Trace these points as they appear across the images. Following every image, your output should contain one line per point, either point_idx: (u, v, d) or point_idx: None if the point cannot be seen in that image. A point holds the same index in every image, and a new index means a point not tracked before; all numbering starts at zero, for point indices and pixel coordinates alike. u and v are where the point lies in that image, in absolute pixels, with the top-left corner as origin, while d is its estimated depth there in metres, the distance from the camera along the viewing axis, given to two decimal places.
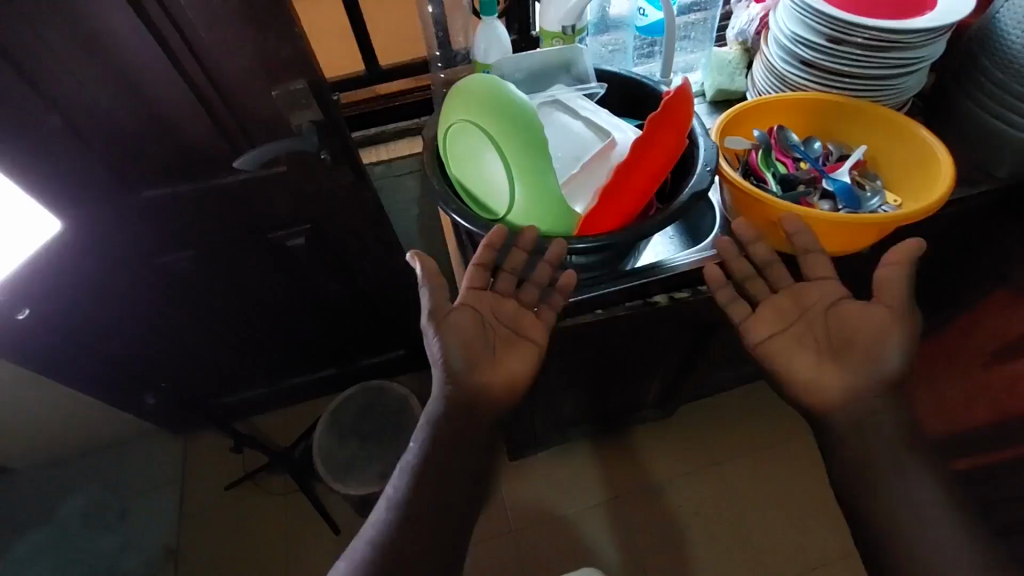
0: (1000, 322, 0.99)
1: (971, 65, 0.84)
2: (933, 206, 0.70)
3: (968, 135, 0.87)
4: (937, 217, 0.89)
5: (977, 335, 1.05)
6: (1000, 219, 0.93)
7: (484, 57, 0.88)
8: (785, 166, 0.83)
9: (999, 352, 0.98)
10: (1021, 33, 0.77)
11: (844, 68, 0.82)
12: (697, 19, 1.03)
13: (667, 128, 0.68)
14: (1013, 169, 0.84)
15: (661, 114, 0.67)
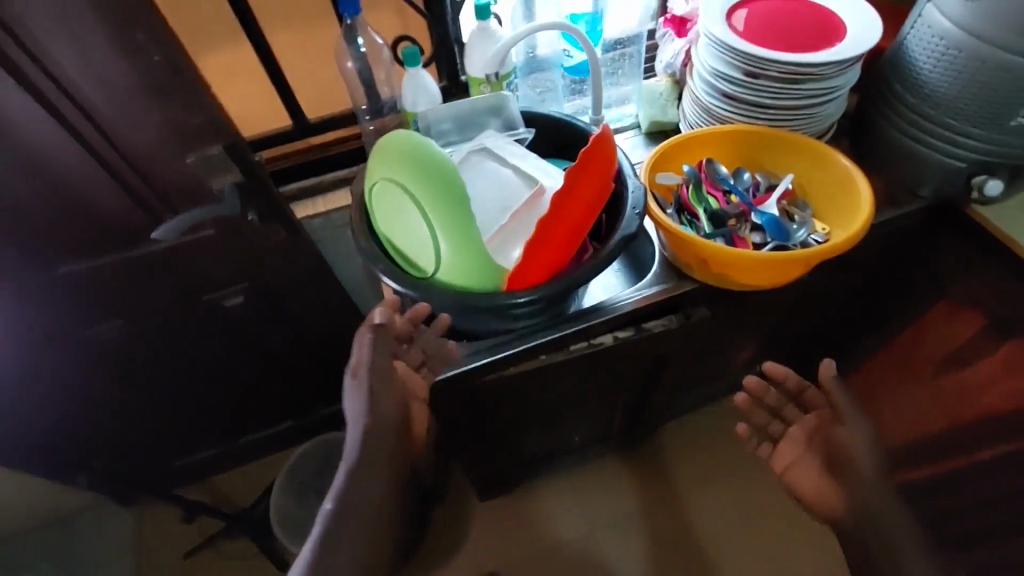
0: (942, 332, 1.03)
1: (887, 90, 0.87)
2: (851, 241, 0.71)
3: (889, 157, 0.89)
4: (870, 238, 0.92)
5: (922, 345, 1.08)
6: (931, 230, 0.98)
7: (412, 105, 0.88)
8: (716, 201, 0.84)
9: (945, 361, 1.03)
10: (927, 60, 0.79)
11: (765, 100, 0.84)
12: (620, 55, 1.05)
13: (588, 177, 0.68)
14: (938, 189, 0.87)
15: (581, 160, 0.67)
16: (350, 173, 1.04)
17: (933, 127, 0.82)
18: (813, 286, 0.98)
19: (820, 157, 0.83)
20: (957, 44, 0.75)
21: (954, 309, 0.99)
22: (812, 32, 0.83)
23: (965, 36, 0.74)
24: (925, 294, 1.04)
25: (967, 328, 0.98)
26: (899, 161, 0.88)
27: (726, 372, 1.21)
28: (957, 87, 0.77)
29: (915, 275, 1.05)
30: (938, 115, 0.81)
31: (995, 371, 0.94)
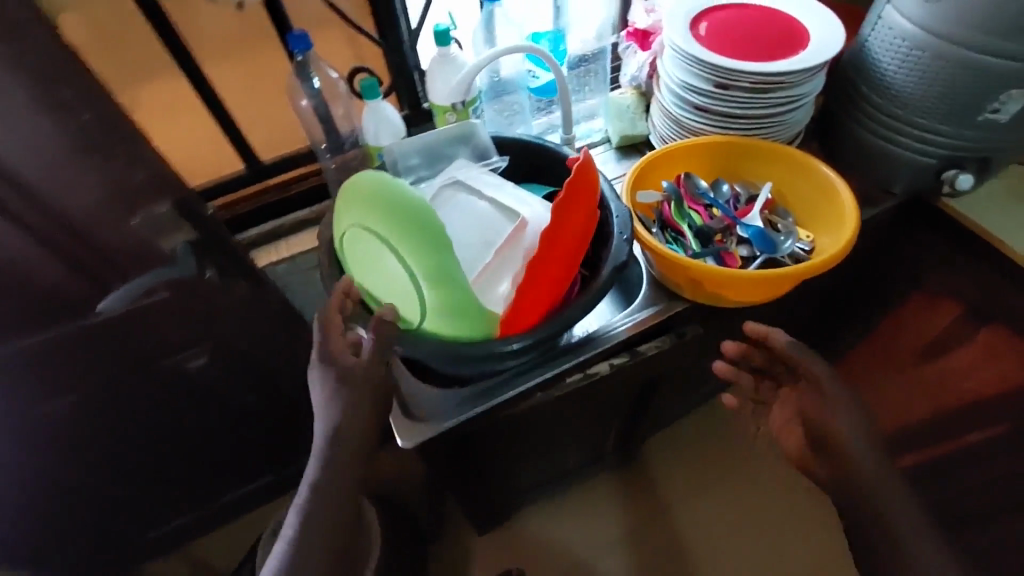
0: (920, 321, 1.05)
1: (852, 90, 0.87)
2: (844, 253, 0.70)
3: (858, 157, 0.91)
4: None
5: (901, 335, 1.10)
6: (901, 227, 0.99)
7: (375, 140, 0.84)
8: (699, 216, 0.83)
9: (926, 350, 1.05)
10: (891, 61, 0.80)
11: (735, 110, 0.83)
12: (586, 70, 1.02)
13: (575, 207, 0.65)
14: (909, 186, 0.89)
15: (570, 191, 0.64)
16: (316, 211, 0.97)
17: (902, 127, 0.83)
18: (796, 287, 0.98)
19: (797, 166, 0.82)
20: (920, 44, 0.75)
21: (931, 299, 1.01)
22: (779, 37, 0.82)
23: (926, 37, 0.74)
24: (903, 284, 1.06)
25: (944, 317, 1.00)
26: (873, 160, 0.89)
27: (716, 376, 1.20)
28: (922, 87, 0.78)
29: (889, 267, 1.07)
30: (906, 115, 0.82)
31: (976, 357, 0.97)
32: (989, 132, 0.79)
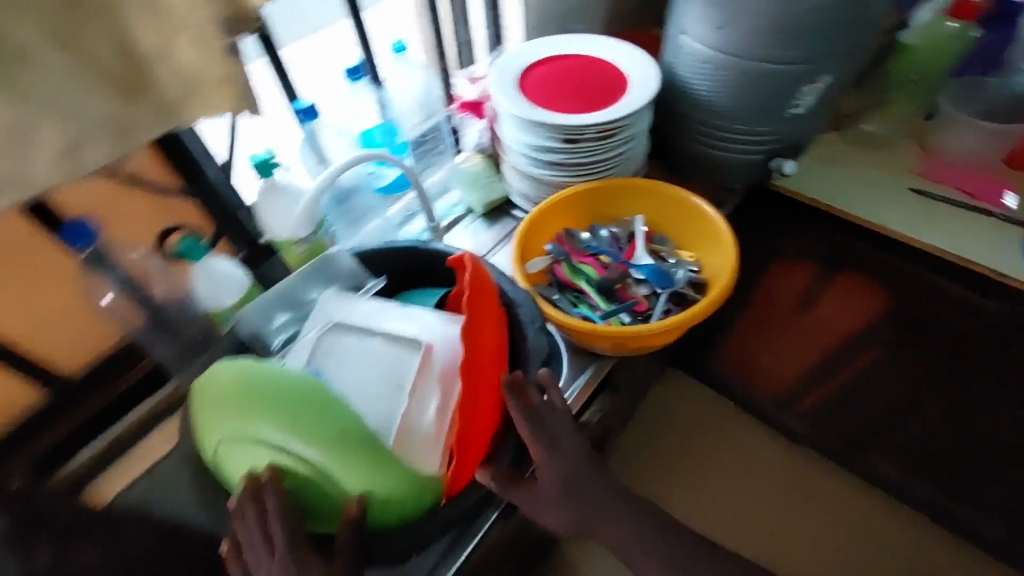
0: (785, 285, 1.18)
1: (674, 111, 0.98)
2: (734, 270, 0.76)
3: (696, 162, 1.02)
4: None
5: (774, 302, 1.22)
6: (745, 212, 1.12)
7: (218, 302, 0.69)
8: (592, 268, 0.82)
9: (797, 306, 1.18)
10: (698, 81, 0.90)
11: (588, 159, 0.87)
12: (426, 143, 0.99)
13: (483, 314, 0.61)
14: (743, 178, 1.01)
15: (473, 301, 0.60)
16: (170, 391, 0.82)
17: (732, 137, 0.94)
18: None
19: (659, 197, 0.87)
20: (718, 63, 0.86)
21: (787, 264, 1.15)
22: (604, 86, 0.88)
23: (722, 57, 0.85)
24: (763, 258, 1.17)
25: (801, 276, 1.14)
26: (715, 166, 1.01)
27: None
28: (738, 103, 0.89)
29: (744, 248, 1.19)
30: (733, 127, 0.93)
31: (836, 299, 1.12)
32: (796, 123, 0.93)
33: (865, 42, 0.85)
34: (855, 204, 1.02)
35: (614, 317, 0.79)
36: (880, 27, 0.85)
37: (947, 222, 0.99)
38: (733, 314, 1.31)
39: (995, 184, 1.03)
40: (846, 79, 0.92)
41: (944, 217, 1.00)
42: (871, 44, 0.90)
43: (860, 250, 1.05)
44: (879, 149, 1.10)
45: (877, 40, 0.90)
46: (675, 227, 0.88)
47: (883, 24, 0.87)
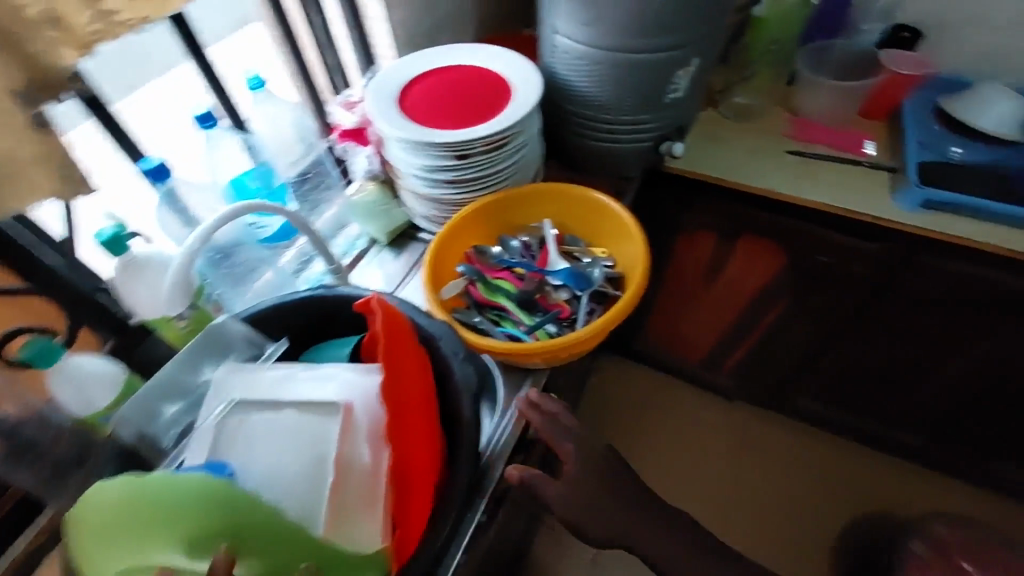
0: None
1: (562, 109, 0.98)
2: (647, 259, 0.77)
3: (592, 156, 1.03)
4: None
5: None
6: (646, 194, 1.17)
7: (88, 408, 0.61)
8: (508, 283, 0.80)
9: None
10: (579, 78, 0.91)
11: (485, 172, 0.85)
12: (304, 173, 0.90)
13: (401, 353, 0.59)
14: (636, 164, 1.04)
15: (388, 339, 0.59)
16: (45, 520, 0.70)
17: (623, 128, 0.97)
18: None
19: (562, 197, 0.86)
20: (595, 59, 0.87)
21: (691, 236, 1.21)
22: (487, 96, 0.86)
23: (597, 52, 0.86)
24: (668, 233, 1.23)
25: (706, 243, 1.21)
26: (612, 157, 1.02)
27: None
28: (622, 96, 0.92)
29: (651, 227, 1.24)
30: (622, 119, 0.95)
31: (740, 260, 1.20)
32: (678, 106, 0.97)
33: (721, 25, 0.89)
34: (741, 174, 1.09)
35: (540, 329, 0.76)
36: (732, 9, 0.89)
37: (823, 177, 1.07)
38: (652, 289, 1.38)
39: (854, 136, 1.13)
40: (713, 61, 0.96)
41: (821, 174, 1.07)
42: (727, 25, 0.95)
43: (747, 215, 1.13)
44: (751, 119, 1.18)
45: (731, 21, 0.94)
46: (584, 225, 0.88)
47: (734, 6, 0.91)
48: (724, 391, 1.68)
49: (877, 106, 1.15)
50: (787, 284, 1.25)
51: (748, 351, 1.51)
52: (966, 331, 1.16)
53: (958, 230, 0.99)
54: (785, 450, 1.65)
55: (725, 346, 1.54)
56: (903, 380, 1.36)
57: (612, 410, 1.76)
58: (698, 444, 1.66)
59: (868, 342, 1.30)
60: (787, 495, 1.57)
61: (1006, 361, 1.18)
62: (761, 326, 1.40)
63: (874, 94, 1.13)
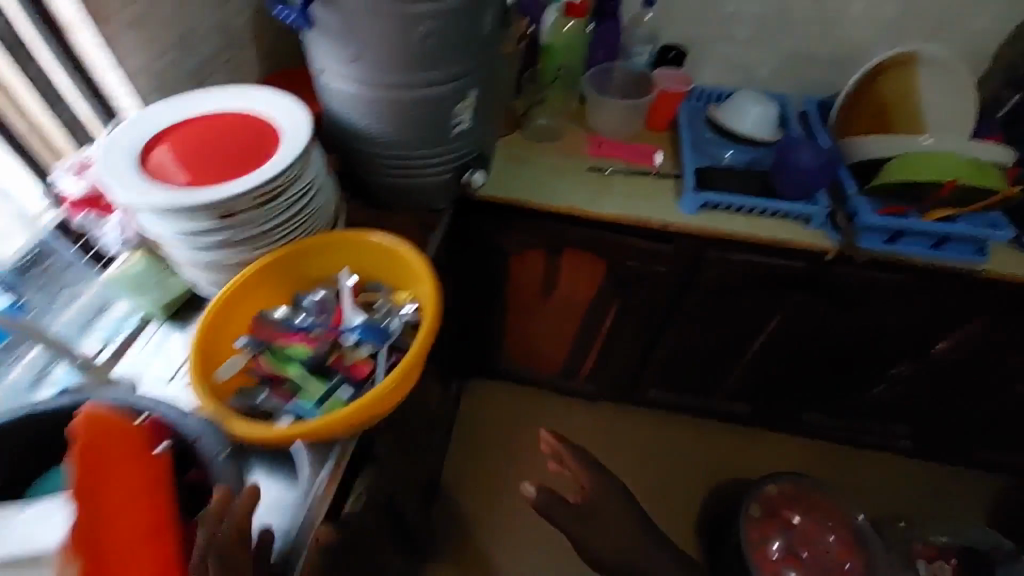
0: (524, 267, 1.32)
1: (349, 149, 0.93)
2: (434, 321, 0.73)
3: (395, 192, 0.99)
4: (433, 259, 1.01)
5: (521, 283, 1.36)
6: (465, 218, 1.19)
7: None
8: (301, 346, 0.73)
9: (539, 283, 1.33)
10: (357, 117, 0.87)
11: (260, 228, 0.75)
12: (39, 268, 0.80)
13: (124, 469, 0.56)
14: (442, 197, 1.02)
15: (106, 457, 0.56)
16: None
17: (415, 165, 0.94)
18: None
19: (354, 245, 0.81)
20: (366, 97, 0.84)
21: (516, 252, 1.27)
22: (248, 147, 0.78)
23: (367, 90, 0.83)
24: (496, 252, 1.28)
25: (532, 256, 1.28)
26: (413, 192, 0.99)
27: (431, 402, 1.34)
28: (403, 133, 0.89)
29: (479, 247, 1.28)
30: (410, 156, 0.92)
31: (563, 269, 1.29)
32: (467, 138, 0.95)
33: (488, 56, 0.87)
34: (546, 194, 1.12)
35: (333, 396, 0.70)
36: (496, 40, 0.88)
37: (619, 190, 1.14)
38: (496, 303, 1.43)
39: (643, 148, 1.22)
40: (493, 91, 0.95)
41: (616, 185, 1.15)
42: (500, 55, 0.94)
43: (561, 232, 1.17)
44: (554, 139, 1.23)
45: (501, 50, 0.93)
46: (385, 271, 0.83)
47: (499, 36, 0.90)
48: (585, 392, 1.76)
49: (659, 118, 1.26)
50: (611, 290, 1.33)
51: (595, 352, 1.59)
52: (761, 308, 1.31)
53: (733, 227, 1.08)
54: (645, 438, 1.76)
55: (575, 352, 1.60)
56: (725, 358, 1.51)
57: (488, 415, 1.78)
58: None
59: (690, 331, 1.42)
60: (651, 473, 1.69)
61: (799, 329, 1.36)
62: (600, 329, 1.48)
63: (652, 107, 1.24)
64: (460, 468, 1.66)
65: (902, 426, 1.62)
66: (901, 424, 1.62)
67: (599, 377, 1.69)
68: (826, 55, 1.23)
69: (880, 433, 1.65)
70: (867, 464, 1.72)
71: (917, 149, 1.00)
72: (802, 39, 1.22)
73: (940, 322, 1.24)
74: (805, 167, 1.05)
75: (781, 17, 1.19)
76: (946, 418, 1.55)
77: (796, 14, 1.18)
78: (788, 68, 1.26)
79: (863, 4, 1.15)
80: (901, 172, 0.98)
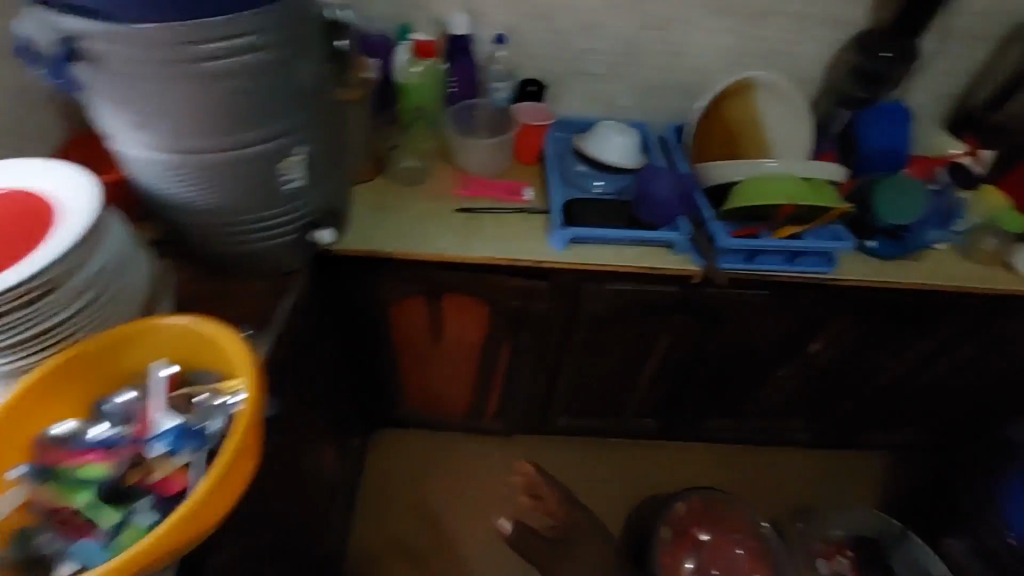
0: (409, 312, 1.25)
1: (170, 220, 0.83)
2: (249, 422, 0.64)
3: (235, 262, 0.90)
4: (288, 327, 0.92)
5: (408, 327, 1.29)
6: (335, 269, 1.11)
7: None
8: (95, 466, 0.64)
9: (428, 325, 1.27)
10: (168, 185, 0.78)
11: (39, 328, 0.65)
12: None
13: None
14: (292, 259, 0.94)
15: None
16: None
17: (242, 232, 0.85)
18: (290, 381, 0.98)
19: (163, 333, 0.72)
20: (174, 162, 0.75)
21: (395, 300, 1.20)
22: (21, 231, 0.67)
23: (173, 155, 0.74)
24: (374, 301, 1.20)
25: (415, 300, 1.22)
26: (253, 259, 0.90)
27: (320, 471, 1.22)
28: (218, 201, 0.80)
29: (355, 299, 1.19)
30: (233, 224, 0.83)
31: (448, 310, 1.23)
32: (300, 201, 0.87)
33: (305, 115, 0.79)
34: (412, 242, 1.06)
35: (132, 524, 0.61)
36: (316, 96, 0.81)
37: (489, 231, 1.10)
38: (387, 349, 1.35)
39: (512, 184, 1.20)
40: (327, 147, 0.88)
41: (486, 226, 1.11)
42: (330, 110, 0.86)
43: (437, 279, 1.12)
44: (420, 181, 1.18)
45: (330, 105, 0.86)
46: (211, 357, 0.73)
47: (323, 92, 0.83)
48: (497, 431, 1.69)
49: (526, 152, 1.25)
50: (499, 330, 1.28)
51: (498, 390, 1.53)
52: (651, 332, 1.32)
53: (604, 259, 1.08)
54: (562, 469, 1.72)
55: (478, 392, 1.54)
56: (626, 380, 1.51)
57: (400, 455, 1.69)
58: (484, 495, 1.63)
59: (587, 359, 1.40)
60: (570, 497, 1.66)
61: (690, 348, 1.38)
62: (498, 368, 1.43)
63: (518, 142, 1.24)
64: (371, 522, 1.56)
65: (797, 421, 1.69)
66: (796, 420, 1.69)
67: (508, 415, 1.63)
68: (677, 82, 1.28)
69: (779, 431, 1.72)
70: (771, 460, 1.78)
71: (761, 172, 1.02)
72: (653, 68, 1.26)
73: (810, 326, 1.30)
74: (662, 196, 1.08)
75: (631, 49, 1.23)
76: (833, 410, 1.64)
77: (644, 45, 1.22)
78: (646, 95, 1.31)
79: (702, 34, 1.21)
80: (749, 195, 0.99)
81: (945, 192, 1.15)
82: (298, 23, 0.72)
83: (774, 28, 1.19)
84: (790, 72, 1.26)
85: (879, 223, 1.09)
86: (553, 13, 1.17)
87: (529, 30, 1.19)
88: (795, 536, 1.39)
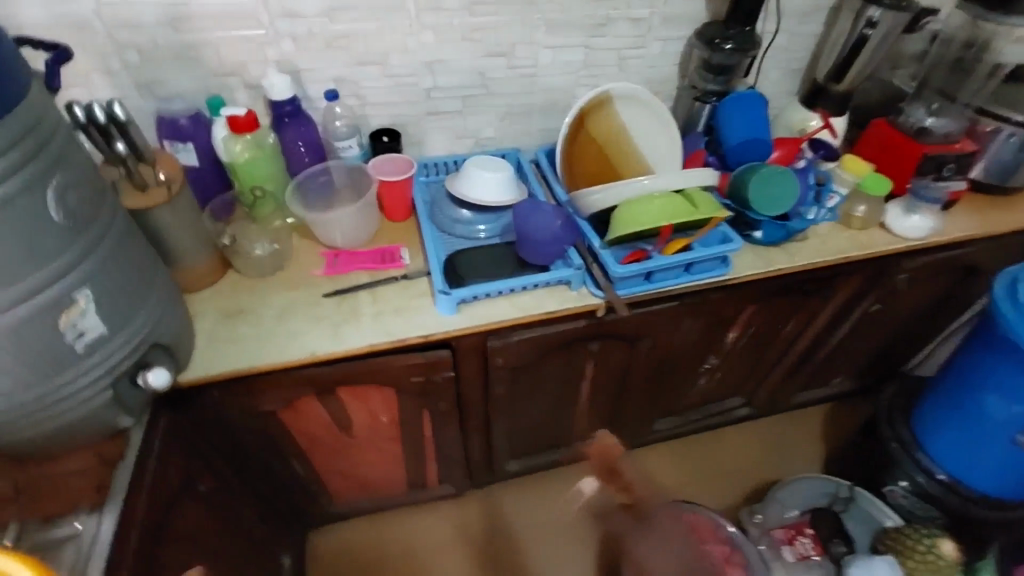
0: (307, 414, 1.10)
1: None
2: None
3: (49, 442, 0.74)
4: (139, 490, 0.77)
5: (313, 428, 1.15)
6: (194, 402, 0.92)
7: None
8: None
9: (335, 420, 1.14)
10: None
11: None
12: None
13: None
14: (128, 415, 0.79)
15: None
16: None
17: (40, 408, 0.69)
18: (163, 545, 0.82)
19: None
20: None
21: (287, 408, 1.05)
22: None
23: None
24: (263, 415, 1.04)
25: (311, 402, 1.07)
26: (70, 427, 0.74)
27: None
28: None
29: (240, 423, 1.02)
30: (25, 405, 0.67)
31: (351, 401, 1.10)
32: (105, 352, 0.71)
33: (69, 259, 0.63)
34: (280, 346, 0.92)
35: None
36: (81, 230, 0.64)
37: (367, 312, 0.97)
38: (297, 454, 1.19)
39: (387, 250, 1.07)
40: (128, 280, 0.72)
41: (365, 305, 0.98)
42: (119, 236, 0.71)
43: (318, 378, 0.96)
44: (279, 269, 1.03)
45: (115, 233, 0.70)
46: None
47: (96, 222, 0.67)
48: (446, 495, 1.57)
49: (395, 209, 1.13)
50: (415, 405, 1.16)
51: (435, 458, 1.41)
52: (573, 364, 1.26)
53: (499, 315, 0.99)
54: (524, 514, 1.62)
55: (413, 466, 1.41)
56: (564, 411, 1.44)
57: (345, 547, 1.53)
58: (444, 554, 1.53)
59: (518, 404, 1.32)
60: (538, 532, 1.58)
61: (617, 367, 1.34)
62: (426, 437, 1.31)
63: (383, 199, 1.12)
64: None
65: (734, 401, 1.71)
66: (733, 400, 1.71)
67: (452, 479, 1.50)
68: (539, 103, 1.23)
69: (721, 416, 1.73)
70: (721, 445, 1.79)
71: (635, 192, 0.97)
72: (510, 94, 1.20)
73: (724, 320, 1.29)
74: (539, 232, 1.02)
75: (481, 79, 1.15)
76: (764, 383, 1.67)
77: (494, 74, 1.15)
78: (510, 122, 1.24)
79: (550, 53, 1.15)
80: (625, 224, 0.93)
81: (812, 168, 1.16)
82: (4, 155, 0.55)
83: (618, 35, 1.16)
84: (645, 75, 1.24)
85: (756, 217, 1.07)
86: (387, 58, 1.07)
87: (365, 79, 1.08)
88: (756, 528, 1.38)
